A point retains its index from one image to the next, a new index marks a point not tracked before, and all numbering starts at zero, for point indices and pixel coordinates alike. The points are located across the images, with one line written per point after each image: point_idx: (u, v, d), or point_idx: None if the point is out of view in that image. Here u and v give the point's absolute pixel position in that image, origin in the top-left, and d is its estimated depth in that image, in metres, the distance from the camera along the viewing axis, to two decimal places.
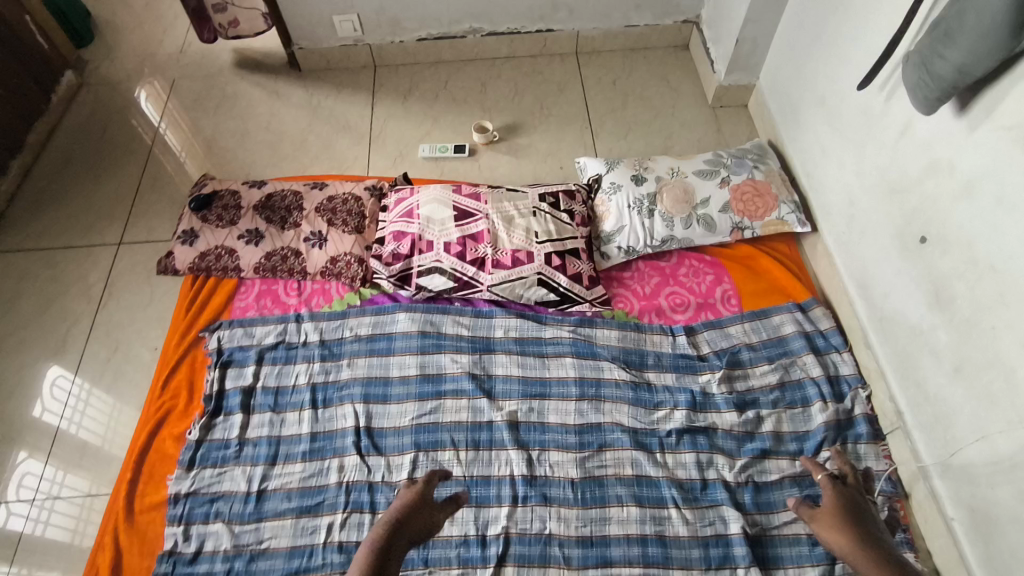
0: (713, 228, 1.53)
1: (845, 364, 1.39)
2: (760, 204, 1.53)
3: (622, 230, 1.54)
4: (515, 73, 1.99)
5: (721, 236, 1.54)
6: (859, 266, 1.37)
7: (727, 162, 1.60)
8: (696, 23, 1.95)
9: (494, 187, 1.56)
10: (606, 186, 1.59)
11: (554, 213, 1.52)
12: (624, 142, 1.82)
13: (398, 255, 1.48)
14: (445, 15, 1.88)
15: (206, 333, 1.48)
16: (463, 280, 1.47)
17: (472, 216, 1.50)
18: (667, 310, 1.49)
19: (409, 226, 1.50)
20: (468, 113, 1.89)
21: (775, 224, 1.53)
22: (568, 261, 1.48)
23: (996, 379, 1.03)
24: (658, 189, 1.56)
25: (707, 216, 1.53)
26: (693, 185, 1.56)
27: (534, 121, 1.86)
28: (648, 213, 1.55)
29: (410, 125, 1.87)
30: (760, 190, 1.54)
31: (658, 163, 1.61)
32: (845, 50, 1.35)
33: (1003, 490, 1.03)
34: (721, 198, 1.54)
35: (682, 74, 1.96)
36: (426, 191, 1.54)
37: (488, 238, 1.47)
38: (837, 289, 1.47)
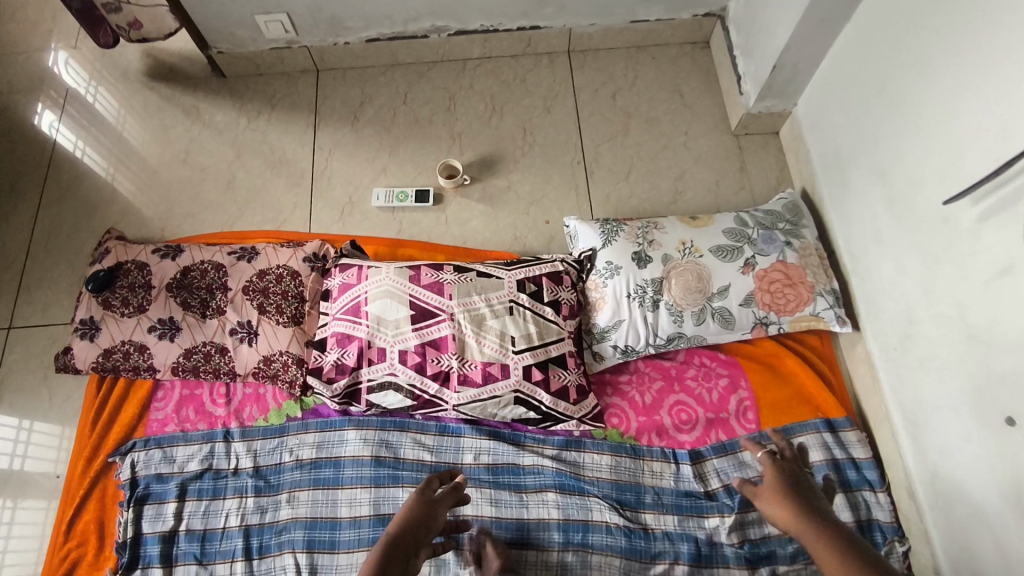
0: (730, 325, 1.26)
1: (880, 508, 1.17)
2: (790, 299, 1.24)
3: (619, 327, 1.26)
4: (492, 81, 1.59)
5: (739, 333, 1.27)
6: (914, 397, 1.12)
7: (753, 233, 1.29)
8: (721, 17, 1.53)
9: (461, 271, 1.26)
10: (601, 266, 1.29)
11: (536, 310, 1.23)
12: (626, 183, 1.47)
13: (342, 367, 1.20)
14: (402, 13, 1.46)
15: (116, 458, 1.23)
16: (423, 399, 1.21)
17: (433, 316, 1.20)
18: (672, 429, 1.25)
19: (357, 328, 1.21)
20: (432, 142, 1.52)
21: (807, 321, 1.25)
22: (552, 372, 1.22)
23: None
24: (666, 273, 1.26)
25: (725, 311, 1.25)
26: (709, 269, 1.26)
27: (514, 153, 1.50)
28: (652, 306, 1.26)
29: (362, 159, 1.51)
30: (791, 280, 1.25)
31: (666, 234, 1.30)
32: (931, 122, 1.00)
33: None
34: (743, 288, 1.25)
35: (700, 83, 1.57)
36: (376, 279, 1.24)
37: (453, 346, 1.19)
38: (878, 409, 1.21)
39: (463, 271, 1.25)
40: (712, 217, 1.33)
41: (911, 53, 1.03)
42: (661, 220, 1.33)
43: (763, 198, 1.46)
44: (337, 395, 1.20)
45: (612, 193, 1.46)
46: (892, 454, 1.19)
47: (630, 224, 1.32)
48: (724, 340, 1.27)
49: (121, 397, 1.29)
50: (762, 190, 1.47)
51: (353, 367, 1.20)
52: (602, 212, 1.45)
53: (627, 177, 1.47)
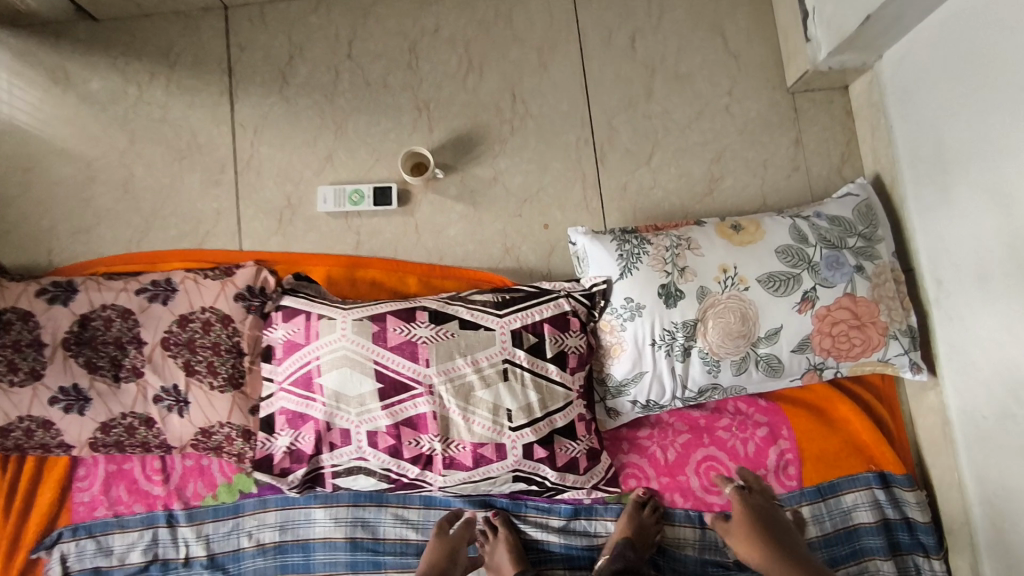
0: (777, 373, 1.01)
1: None
2: (856, 346, 0.99)
3: (641, 380, 1.02)
4: (466, 16, 1.16)
5: (786, 381, 1.03)
6: (997, 476, 0.93)
7: (815, 256, 0.99)
8: None
9: (439, 322, 0.98)
10: (618, 304, 1.01)
11: (537, 371, 0.97)
12: (647, 170, 1.13)
13: (297, 454, 0.97)
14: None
15: (41, 553, 1.04)
16: (402, 481, 1.00)
17: (407, 390, 0.95)
18: (699, 491, 1.07)
19: (311, 405, 0.96)
20: (390, 114, 1.14)
21: (870, 364, 1.02)
22: (557, 445, 0.99)
23: None
24: (701, 314, 0.99)
25: (772, 359, 1.00)
26: (755, 308, 0.98)
27: (499, 130, 1.14)
28: (682, 356, 1.00)
29: (298, 142, 1.14)
30: (861, 320, 0.98)
31: (703, 257, 1.00)
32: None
33: None
34: (796, 333, 0.99)
35: (747, 15, 1.16)
36: (330, 340, 0.96)
37: (435, 426, 0.95)
38: (946, 467, 1.04)
39: (441, 322, 0.98)
40: (761, 228, 1.03)
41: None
42: (696, 235, 1.03)
43: (822, 185, 1.14)
44: (296, 485, 0.98)
45: (628, 184, 1.13)
46: (954, 516, 1.04)
47: (656, 243, 1.02)
48: (767, 388, 1.04)
49: (33, 478, 1.07)
50: (821, 172, 1.14)
51: (311, 454, 0.96)
52: (615, 211, 1.13)
53: (648, 161, 1.13)
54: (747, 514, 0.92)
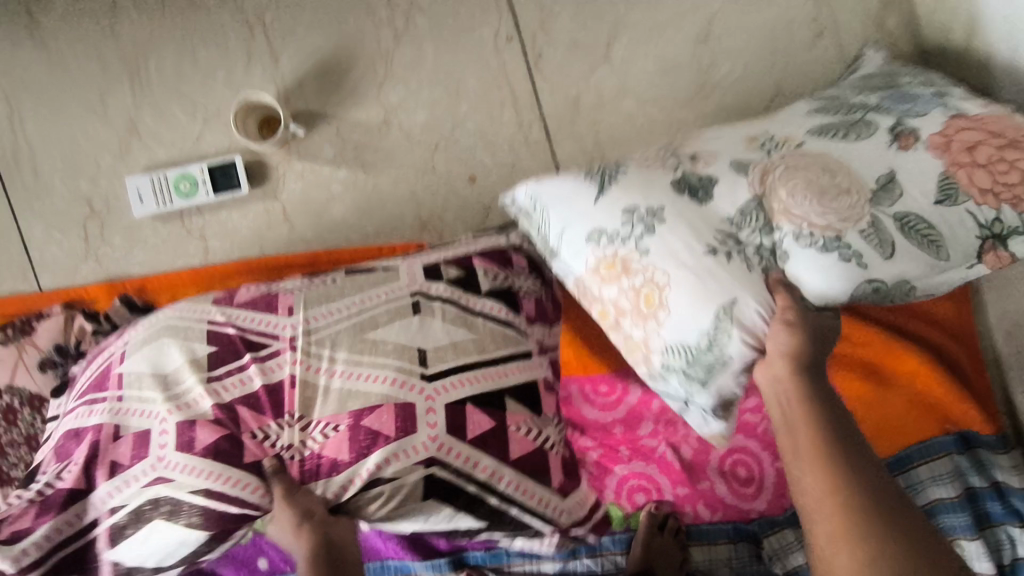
0: (942, 252, 0.55)
1: None
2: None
3: (734, 326, 0.54)
4: None
5: (962, 269, 0.56)
6: None
7: (868, 101, 0.62)
8: None
9: (319, 277, 0.68)
10: (614, 225, 0.59)
11: (465, 306, 0.64)
12: (604, 71, 0.77)
13: (52, 502, 0.57)
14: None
15: None
16: (228, 517, 0.58)
17: (243, 357, 0.61)
18: (728, 499, 0.81)
19: (92, 412, 0.59)
20: (210, 43, 0.75)
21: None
22: (510, 422, 0.61)
23: None
24: (759, 194, 0.57)
25: (917, 223, 0.55)
26: (839, 158, 0.57)
27: (380, 41, 0.76)
28: (758, 266, 0.56)
29: (80, 110, 0.75)
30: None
31: (712, 138, 0.63)
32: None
33: None
34: (924, 172, 0.56)
35: None
36: (149, 318, 0.65)
37: (291, 401, 0.59)
38: None
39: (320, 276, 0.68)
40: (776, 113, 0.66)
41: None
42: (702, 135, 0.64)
43: (860, 49, 0.77)
44: (57, 553, 0.58)
45: (582, 96, 0.77)
46: None
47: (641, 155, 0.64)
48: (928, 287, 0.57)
49: None
50: (858, 33, 0.77)
51: (83, 490, 0.58)
52: (568, 139, 0.78)
53: (605, 56, 0.77)
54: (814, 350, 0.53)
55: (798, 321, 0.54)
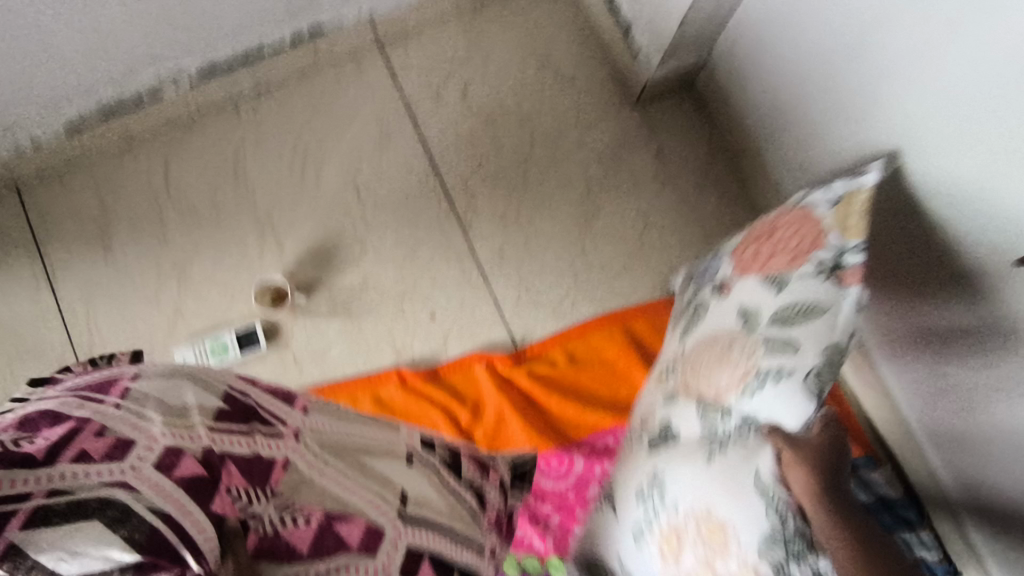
0: (813, 313, 0.66)
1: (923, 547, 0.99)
2: (812, 233, 0.72)
3: (772, 491, 0.62)
4: (287, 118, 1.08)
5: (842, 299, 0.66)
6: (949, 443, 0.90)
7: (692, 296, 0.83)
8: None
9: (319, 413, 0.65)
10: (642, 513, 0.69)
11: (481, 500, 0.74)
12: (518, 225, 1.07)
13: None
14: (104, 63, 0.92)
15: None
16: (152, 554, 0.41)
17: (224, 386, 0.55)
18: None
19: (68, 405, 0.47)
20: (233, 245, 1.04)
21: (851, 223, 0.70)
22: None
23: None
24: (698, 399, 0.70)
25: (786, 313, 0.68)
26: (712, 335, 0.72)
27: (355, 227, 1.05)
28: (739, 428, 0.66)
29: (138, 304, 1.01)
30: (775, 225, 0.77)
31: (645, 397, 0.78)
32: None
33: None
34: (749, 295, 0.72)
35: (573, 42, 1.12)
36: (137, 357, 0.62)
37: (277, 482, 0.51)
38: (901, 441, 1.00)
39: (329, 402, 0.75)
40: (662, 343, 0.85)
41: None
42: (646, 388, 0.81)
43: (697, 187, 1.08)
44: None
45: (505, 245, 1.06)
46: (928, 488, 0.99)
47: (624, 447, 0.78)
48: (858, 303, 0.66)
49: None
50: (694, 176, 1.09)
51: (39, 462, 0.42)
52: (500, 277, 1.05)
53: (518, 215, 1.07)
54: (820, 463, 0.60)
55: (797, 459, 0.59)
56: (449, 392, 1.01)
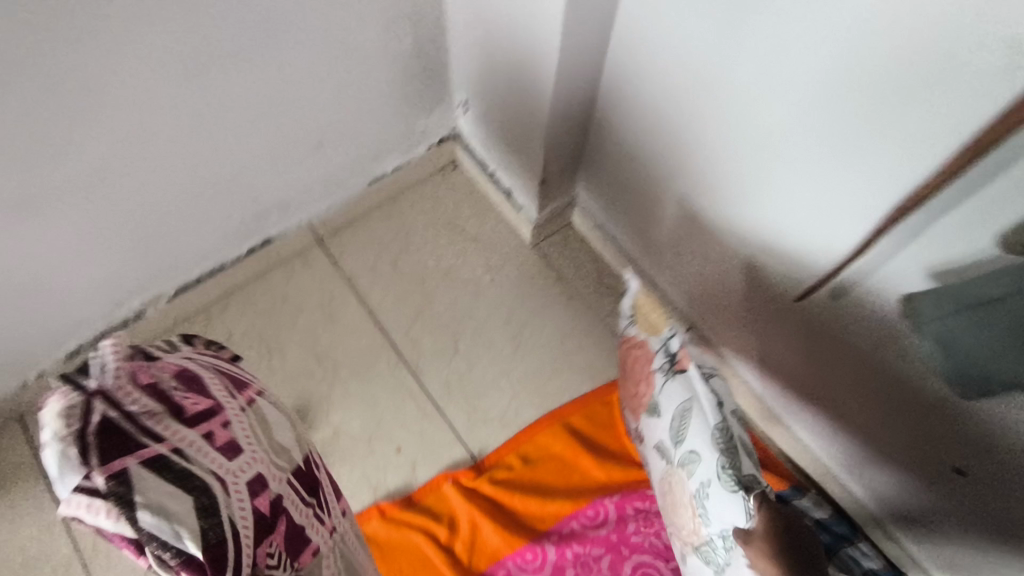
0: (687, 411, 0.88)
1: (868, 557, 1.11)
2: (639, 355, 1.01)
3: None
4: (251, 314, 1.30)
5: (695, 389, 0.88)
6: (846, 453, 1.08)
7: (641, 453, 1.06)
8: (458, 136, 1.40)
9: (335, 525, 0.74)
10: None
11: None
12: (457, 358, 1.27)
13: (168, 397, 0.54)
14: (98, 302, 1.15)
15: None
16: (206, 558, 0.49)
17: (297, 453, 0.66)
18: None
19: (216, 387, 0.60)
20: None
21: (643, 327, 1.02)
22: None
23: None
24: (691, 531, 0.89)
25: (676, 427, 0.89)
26: (664, 485, 0.94)
27: (320, 390, 1.24)
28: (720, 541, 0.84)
29: None
30: (623, 363, 1.09)
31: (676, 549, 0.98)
32: (874, 188, 0.68)
33: None
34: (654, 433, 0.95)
35: (472, 206, 1.41)
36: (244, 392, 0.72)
37: (304, 562, 0.60)
38: (816, 465, 1.16)
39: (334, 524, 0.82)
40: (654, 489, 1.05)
41: (905, 19, 0.55)
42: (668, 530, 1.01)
43: (595, 294, 1.33)
44: (83, 432, 0.47)
45: (449, 377, 1.26)
46: (851, 501, 1.14)
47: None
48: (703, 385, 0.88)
49: None
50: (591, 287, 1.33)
51: (187, 418, 0.54)
52: (450, 403, 1.24)
53: (455, 349, 1.28)
54: (779, 540, 0.77)
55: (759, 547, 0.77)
56: (426, 515, 1.14)
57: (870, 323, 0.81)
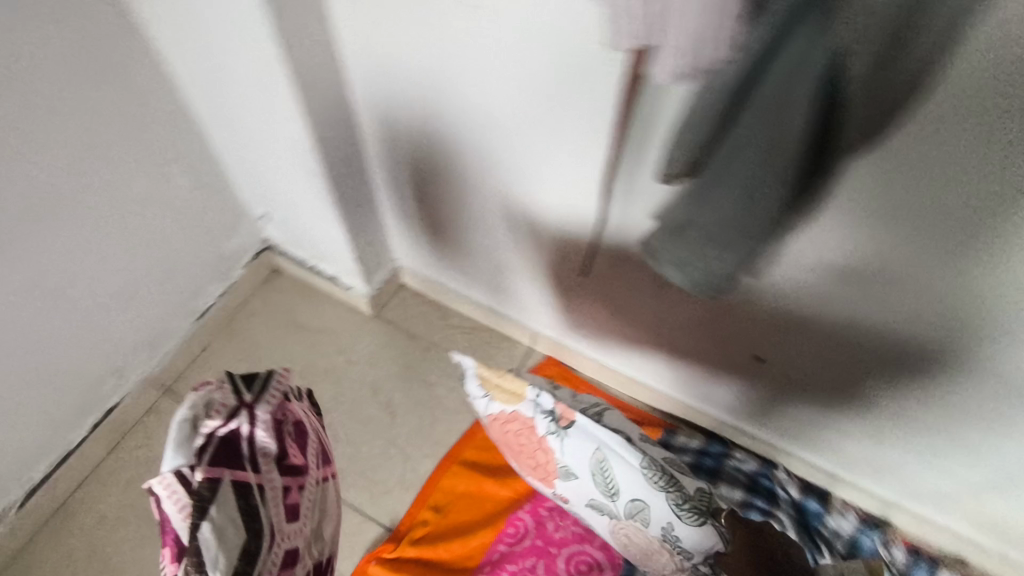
0: (606, 463, 1.04)
1: (746, 462, 1.29)
2: (519, 427, 1.10)
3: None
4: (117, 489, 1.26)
5: (598, 443, 1.04)
6: (681, 380, 1.26)
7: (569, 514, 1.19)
8: (270, 246, 1.47)
9: None
10: None
11: None
12: (340, 444, 1.30)
13: (275, 454, 0.65)
14: None
15: None
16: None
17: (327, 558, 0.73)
18: None
19: (311, 454, 0.71)
20: None
21: (506, 401, 1.08)
22: None
23: (936, 439, 1.00)
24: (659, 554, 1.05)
25: (602, 475, 1.05)
26: (618, 528, 1.09)
27: None
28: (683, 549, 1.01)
29: None
30: (503, 438, 1.16)
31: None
32: (581, 107, 0.80)
33: (1001, 504, 1.05)
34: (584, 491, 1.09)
35: (308, 303, 1.48)
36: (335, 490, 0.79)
37: None
38: (674, 405, 1.34)
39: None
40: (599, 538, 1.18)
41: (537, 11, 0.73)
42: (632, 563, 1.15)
43: (446, 339, 1.43)
44: (213, 431, 0.61)
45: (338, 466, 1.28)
46: (712, 422, 1.32)
47: None
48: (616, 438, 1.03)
49: None
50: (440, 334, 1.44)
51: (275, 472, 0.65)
52: (348, 489, 1.26)
53: (335, 437, 1.31)
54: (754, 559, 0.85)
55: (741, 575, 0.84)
56: None
57: (637, 265, 0.99)
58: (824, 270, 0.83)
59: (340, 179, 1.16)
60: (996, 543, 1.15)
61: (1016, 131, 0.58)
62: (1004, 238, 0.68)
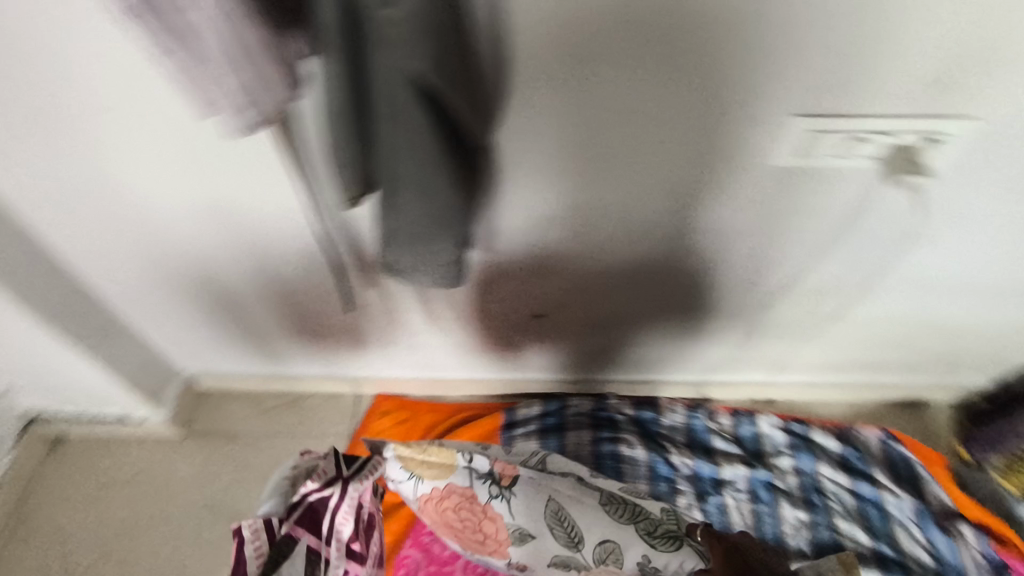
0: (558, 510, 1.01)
1: (581, 405, 1.39)
2: (457, 500, 1.01)
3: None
4: None
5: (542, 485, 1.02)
6: (495, 359, 1.36)
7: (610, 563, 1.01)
8: (35, 411, 1.33)
9: None
10: None
11: None
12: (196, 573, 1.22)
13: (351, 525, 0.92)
14: None
15: None
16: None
17: None
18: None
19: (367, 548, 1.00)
20: None
21: (436, 476, 0.99)
22: None
23: (690, 318, 1.20)
24: None
25: (561, 522, 1.01)
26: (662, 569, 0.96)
27: None
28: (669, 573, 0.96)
29: None
30: (440, 517, 1.06)
31: None
32: (196, 126, 0.83)
33: (761, 345, 1.29)
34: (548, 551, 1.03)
35: (105, 449, 1.36)
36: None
37: None
38: (502, 383, 1.44)
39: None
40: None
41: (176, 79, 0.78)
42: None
43: (269, 420, 1.40)
44: (301, 496, 0.84)
45: None
46: (538, 383, 1.44)
47: None
48: (563, 480, 1.03)
49: None
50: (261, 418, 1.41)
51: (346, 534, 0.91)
52: None
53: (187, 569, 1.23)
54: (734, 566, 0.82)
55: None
56: None
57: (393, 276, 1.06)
58: (531, 223, 0.96)
59: (71, 314, 1.10)
60: (772, 374, 1.40)
61: (588, 65, 0.73)
62: (628, 147, 0.84)
